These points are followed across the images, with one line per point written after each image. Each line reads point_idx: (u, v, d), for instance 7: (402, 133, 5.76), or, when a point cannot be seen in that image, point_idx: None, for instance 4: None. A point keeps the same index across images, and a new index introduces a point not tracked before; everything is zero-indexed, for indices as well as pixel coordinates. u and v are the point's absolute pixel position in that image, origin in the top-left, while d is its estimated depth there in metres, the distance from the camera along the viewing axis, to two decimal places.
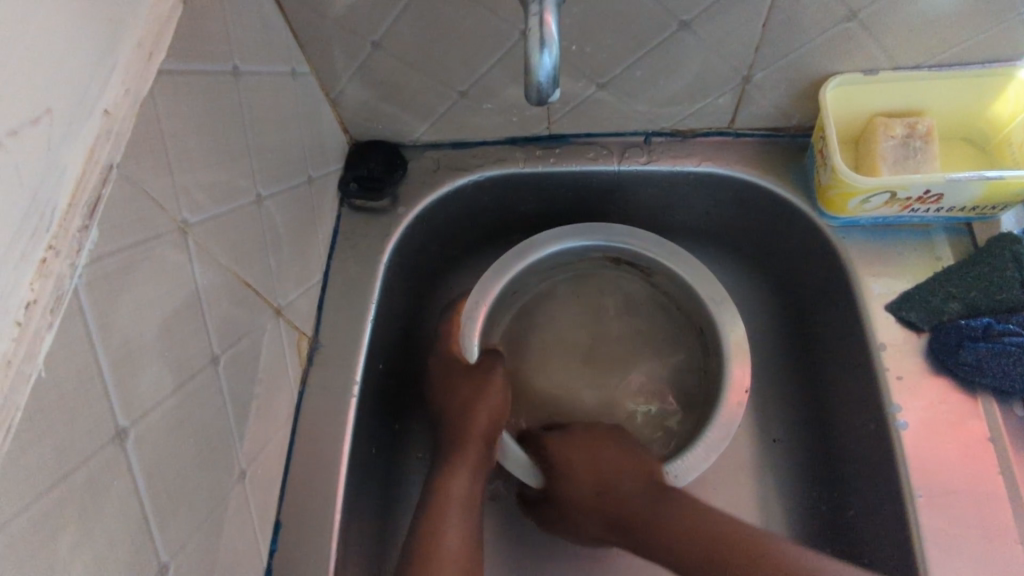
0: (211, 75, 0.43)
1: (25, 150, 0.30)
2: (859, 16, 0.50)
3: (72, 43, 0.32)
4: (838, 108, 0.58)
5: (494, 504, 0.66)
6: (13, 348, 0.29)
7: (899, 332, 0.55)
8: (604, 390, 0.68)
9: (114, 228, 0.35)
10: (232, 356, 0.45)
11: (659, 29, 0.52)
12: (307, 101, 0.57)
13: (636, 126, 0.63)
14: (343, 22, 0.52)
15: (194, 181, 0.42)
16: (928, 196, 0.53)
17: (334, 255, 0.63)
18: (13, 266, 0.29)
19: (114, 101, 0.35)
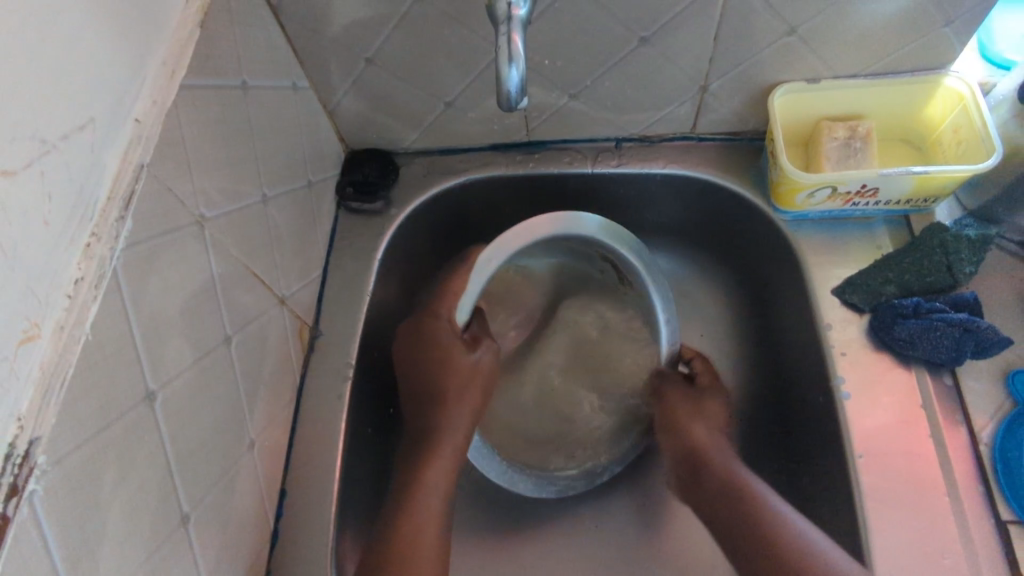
0: (223, 90, 0.49)
1: (75, 151, 0.36)
2: (798, 31, 0.57)
3: (111, 63, 0.38)
4: (787, 114, 0.65)
5: (482, 481, 0.71)
6: (64, 316, 0.34)
7: (843, 314, 0.61)
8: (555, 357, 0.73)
9: (145, 219, 0.41)
10: (242, 337, 0.51)
11: (621, 45, 0.58)
12: (307, 113, 0.63)
13: (607, 132, 0.69)
14: (340, 42, 0.58)
15: (209, 181, 0.48)
16: (865, 190, 0.60)
17: (333, 253, 0.68)
18: (65, 249, 0.35)
19: (142, 112, 0.41)
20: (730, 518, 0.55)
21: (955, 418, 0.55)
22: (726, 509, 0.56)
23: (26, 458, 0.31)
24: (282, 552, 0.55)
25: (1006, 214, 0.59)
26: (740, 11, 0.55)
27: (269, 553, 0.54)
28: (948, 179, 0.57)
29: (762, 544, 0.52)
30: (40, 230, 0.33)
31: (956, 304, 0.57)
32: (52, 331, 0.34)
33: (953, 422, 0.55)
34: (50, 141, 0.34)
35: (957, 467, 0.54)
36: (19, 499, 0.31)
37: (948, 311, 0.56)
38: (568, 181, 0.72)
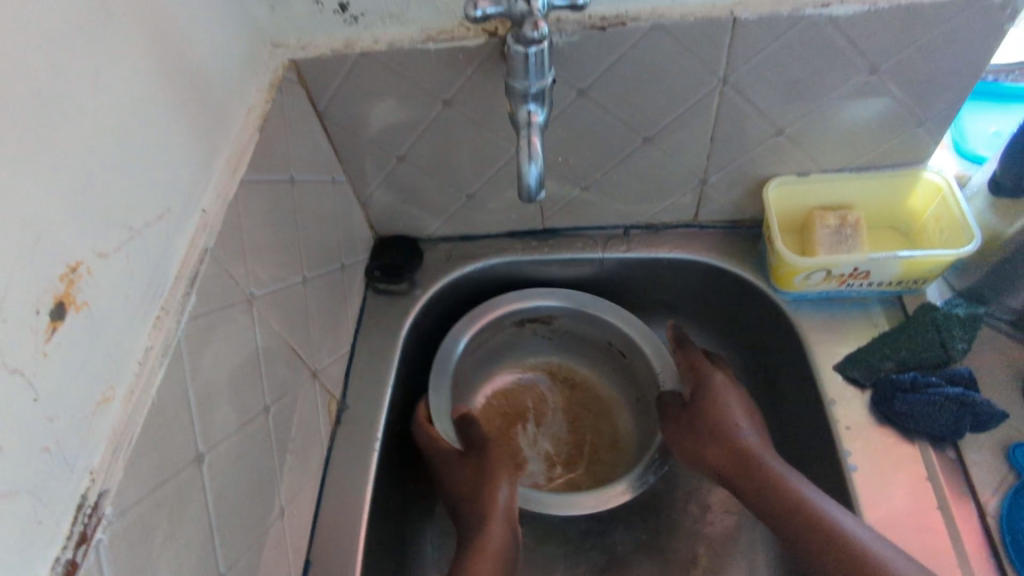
0: (275, 184, 0.56)
1: (154, 236, 0.41)
2: (785, 132, 0.63)
3: (185, 161, 0.45)
4: (780, 204, 0.70)
5: None
6: (134, 380, 0.39)
7: (846, 389, 0.64)
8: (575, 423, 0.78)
9: (207, 295, 0.46)
10: (279, 406, 0.55)
11: (627, 144, 0.65)
12: (343, 204, 0.69)
13: (616, 220, 0.75)
14: (376, 142, 0.65)
15: (259, 264, 0.53)
16: (857, 273, 0.64)
17: (360, 331, 0.73)
18: (139, 322, 0.40)
19: (208, 203, 0.47)
20: (771, 512, 0.58)
21: (961, 489, 0.57)
22: (764, 507, 0.59)
23: (95, 508, 0.35)
24: None
25: (991, 295, 0.63)
26: (730, 115, 0.62)
27: None
28: (934, 262, 0.62)
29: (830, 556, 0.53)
30: (122, 302, 0.38)
31: (952, 378, 0.60)
32: (124, 394, 0.38)
33: (960, 494, 0.57)
34: (135, 227, 0.39)
35: (967, 537, 0.55)
36: (87, 547, 0.34)
37: (945, 385, 0.59)
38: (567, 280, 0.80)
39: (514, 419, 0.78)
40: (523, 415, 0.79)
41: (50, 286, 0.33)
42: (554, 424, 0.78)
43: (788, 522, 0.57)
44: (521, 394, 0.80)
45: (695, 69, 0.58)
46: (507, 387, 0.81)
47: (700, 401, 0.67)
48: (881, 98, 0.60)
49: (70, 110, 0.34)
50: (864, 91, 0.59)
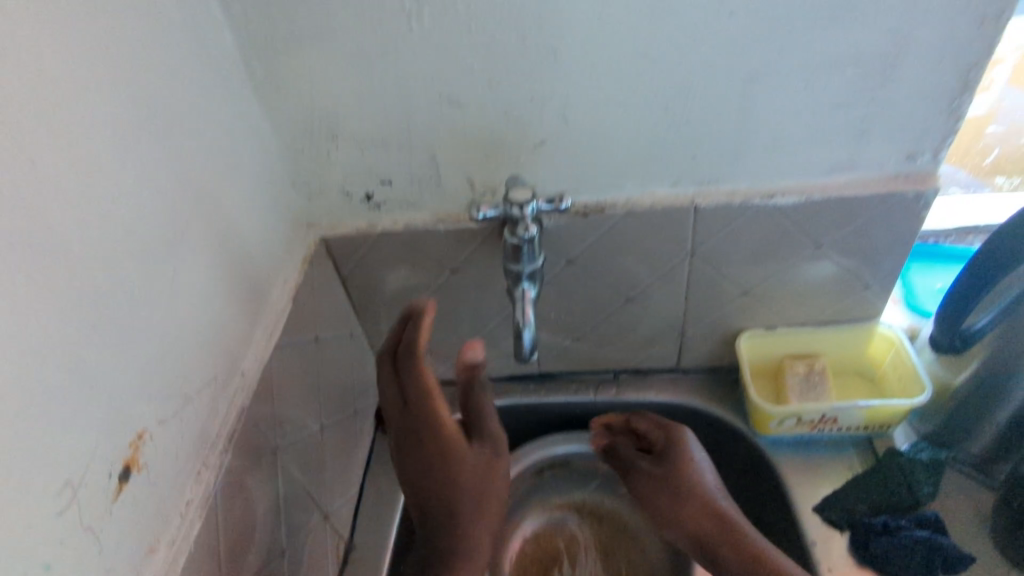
0: (303, 343, 0.64)
1: (203, 400, 0.49)
2: (749, 292, 0.72)
3: (231, 334, 0.53)
4: (753, 354, 0.78)
5: None
6: (176, 532, 0.44)
7: (826, 531, 0.67)
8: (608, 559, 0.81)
9: (242, 449, 0.52)
10: (293, 551, 0.59)
11: (611, 302, 0.74)
12: (359, 354, 0.77)
13: (606, 366, 0.82)
14: (391, 302, 0.74)
15: (285, 416, 0.60)
16: (825, 419, 0.70)
17: (370, 472, 0.78)
18: (185, 478, 0.46)
19: (248, 366, 0.55)
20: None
21: None
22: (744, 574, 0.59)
23: None
24: None
25: (952, 441, 0.69)
26: (699, 279, 0.71)
27: None
28: (893, 410, 0.68)
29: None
30: (173, 461, 0.45)
31: (920, 522, 0.65)
32: (168, 544, 0.43)
33: None
34: (189, 395, 0.47)
35: None
36: None
37: (913, 528, 0.64)
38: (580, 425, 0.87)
39: (551, 563, 0.81)
40: (557, 559, 0.81)
41: (120, 453, 0.40)
42: (589, 563, 0.81)
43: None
44: (554, 535, 0.84)
45: (664, 243, 0.68)
46: (536, 533, 0.84)
47: (671, 462, 0.66)
48: (829, 265, 0.69)
49: (148, 306, 0.43)
50: (812, 261, 0.69)
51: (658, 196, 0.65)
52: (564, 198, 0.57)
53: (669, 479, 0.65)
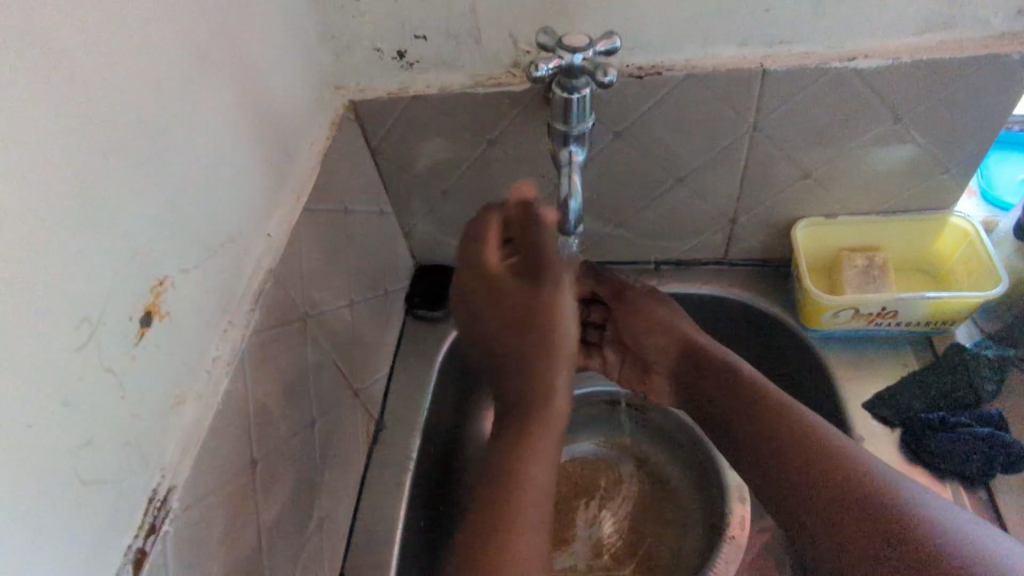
0: (331, 212, 0.60)
1: (226, 256, 0.46)
2: (813, 175, 0.66)
3: (256, 191, 0.49)
4: (809, 245, 0.72)
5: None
6: (203, 388, 0.42)
7: (877, 429, 0.65)
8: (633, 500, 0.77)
9: (268, 313, 0.49)
10: (324, 422, 0.58)
11: (659, 183, 0.68)
12: (389, 234, 0.73)
13: (648, 256, 0.77)
14: (422, 177, 0.69)
15: (312, 288, 0.57)
16: (885, 312, 0.66)
17: (400, 354, 0.75)
18: (209, 333, 0.44)
19: (273, 229, 0.52)
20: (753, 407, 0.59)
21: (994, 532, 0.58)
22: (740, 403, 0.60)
23: (164, 502, 0.38)
24: None
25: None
26: (759, 159, 0.65)
27: None
28: (961, 304, 0.64)
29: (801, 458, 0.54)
30: (196, 316, 0.42)
31: (981, 419, 0.62)
32: (194, 398, 0.42)
33: None
34: (212, 248, 0.44)
35: None
36: (155, 537, 0.37)
37: (973, 425, 0.61)
38: None
39: (581, 493, 0.78)
40: (588, 493, 0.78)
41: (143, 296, 0.37)
42: (618, 512, 0.76)
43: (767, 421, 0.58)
44: (596, 471, 0.80)
45: (725, 115, 0.61)
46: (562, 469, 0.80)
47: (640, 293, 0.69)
48: (906, 143, 0.62)
49: (172, 146, 0.39)
50: (889, 139, 0.62)
51: (723, 58, 0.58)
52: (608, 71, 0.46)
53: (646, 304, 0.69)
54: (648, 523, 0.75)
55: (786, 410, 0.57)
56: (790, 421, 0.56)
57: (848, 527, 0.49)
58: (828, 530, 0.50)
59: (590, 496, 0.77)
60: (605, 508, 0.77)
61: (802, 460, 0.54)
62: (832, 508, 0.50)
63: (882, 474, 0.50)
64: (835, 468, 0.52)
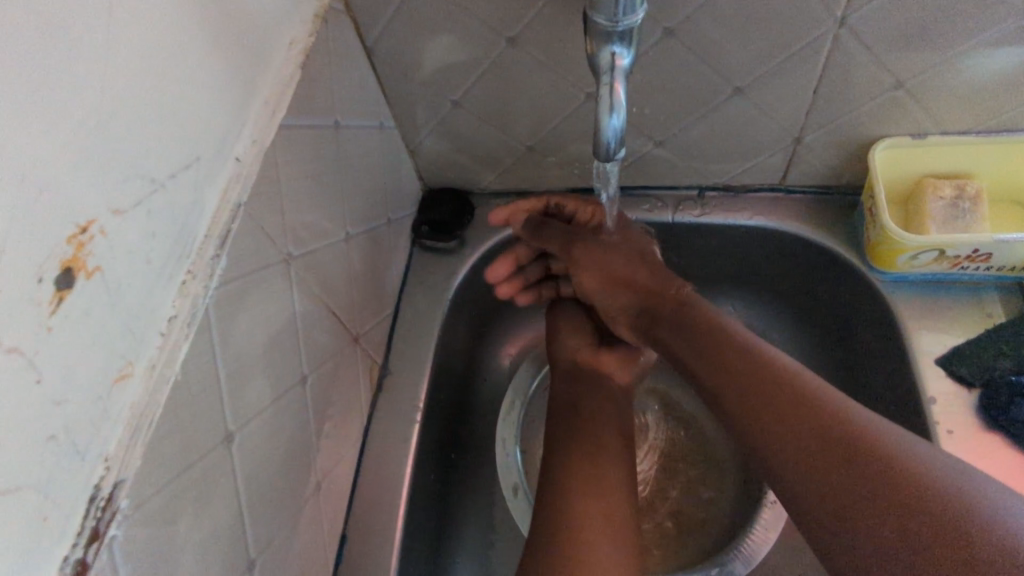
0: (317, 128, 0.50)
1: (181, 189, 0.36)
2: (906, 85, 0.54)
3: (221, 102, 0.39)
4: (887, 170, 0.61)
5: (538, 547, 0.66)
6: (157, 355, 0.34)
7: (949, 388, 0.57)
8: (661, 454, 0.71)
9: (238, 257, 0.41)
10: (317, 376, 0.51)
11: (714, 94, 0.56)
12: (391, 152, 0.63)
13: (691, 180, 0.66)
14: (428, 84, 0.58)
15: (298, 221, 0.48)
16: (976, 254, 0.56)
17: (406, 291, 0.67)
18: (162, 288, 0.35)
19: (243, 151, 0.41)
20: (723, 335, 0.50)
21: None
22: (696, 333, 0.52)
23: (110, 501, 0.31)
24: None
25: None
26: (841, 65, 0.53)
27: None
28: None
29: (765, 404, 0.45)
30: (142, 268, 0.33)
31: None
32: (145, 370, 0.34)
33: None
34: (159, 180, 0.34)
35: None
36: (99, 545, 0.31)
37: None
38: None
39: None
40: None
41: (56, 250, 0.28)
42: (645, 461, 0.70)
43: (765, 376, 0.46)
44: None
45: (807, 7, 0.48)
46: None
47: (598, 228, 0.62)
48: None
49: (89, 44, 0.29)
50: (1012, 39, 0.49)
51: None
52: None
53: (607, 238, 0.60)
54: (677, 473, 0.70)
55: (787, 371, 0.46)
56: (791, 373, 0.46)
57: (860, 493, 0.39)
58: (814, 490, 0.41)
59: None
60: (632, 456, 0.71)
61: (796, 418, 0.44)
62: (811, 454, 0.42)
63: (881, 436, 0.41)
64: (815, 411, 0.44)
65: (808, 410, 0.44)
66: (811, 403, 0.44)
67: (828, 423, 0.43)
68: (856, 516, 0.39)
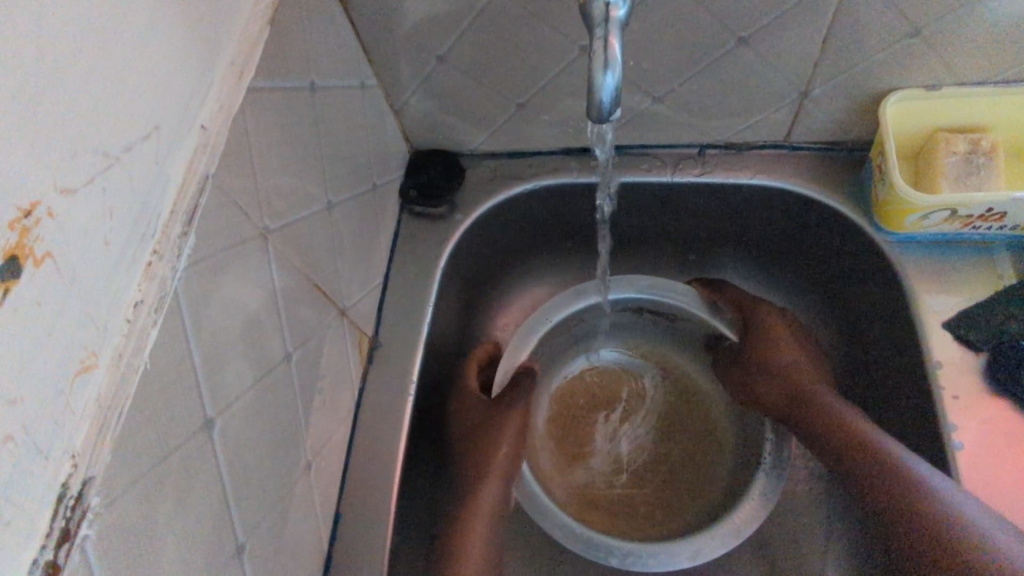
0: (291, 90, 0.46)
1: (139, 162, 0.33)
2: (923, 32, 0.50)
3: (180, 64, 0.35)
4: (899, 125, 0.57)
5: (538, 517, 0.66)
6: (122, 343, 0.32)
7: (956, 352, 0.56)
8: (655, 416, 0.71)
9: (208, 233, 0.38)
10: (302, 353, 0.49)
11: (717, 44, 0.52)
12: (373, 113, 0.59)
13: (691, 138, 0.63)
14: (410, 38, 0.54)
15: (275, 191, 0.45)
16: (990, 214, 0.53)
17: (395, 259, 0.65)
18: (124, 271, 0.33)
19: (208, 118, 0.38)
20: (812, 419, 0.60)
21: None
22: (795, 414, 0.62)
23: (78, 500, 0.29)
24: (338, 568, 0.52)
25: None
26: (853, 10, 0.49)
27: (323, 568, 0.52)
28: None
29: (872, 495, 0.53)
30: (99, 251, 0.31)
31: None
32: (111, 359, 0.32)
33: None
34: (112, 153, 0.31)
35: None
36: (70, 546, 0.29)
37: None
38: (634, 254, 0.73)
39: (601, 404, 0.71)
40: (611, 404, 0.71)
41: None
42: (641, 426, 0.70)
43: (835, 445, 0.57)
44: (617, 381, 0.72)
45: None
46: (580, 381, 0.72)
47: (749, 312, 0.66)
48: None
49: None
50: None
51: None
52: None
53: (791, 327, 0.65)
54: (671, 438, 0.70)
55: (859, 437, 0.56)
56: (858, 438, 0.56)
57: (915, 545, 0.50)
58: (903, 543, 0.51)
59: (612, 407, 0.71)
60: (630, 421, 0.70)
61: (865, 483, 0.54)
62: (888, 517, 0.52)
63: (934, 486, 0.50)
64: (900, 484, 0.51)
65: (910, 494, 0.50)
66: (895, 478, 0.52)
67: (898, 487, 0.51)
68: (909, 555, 0.51)
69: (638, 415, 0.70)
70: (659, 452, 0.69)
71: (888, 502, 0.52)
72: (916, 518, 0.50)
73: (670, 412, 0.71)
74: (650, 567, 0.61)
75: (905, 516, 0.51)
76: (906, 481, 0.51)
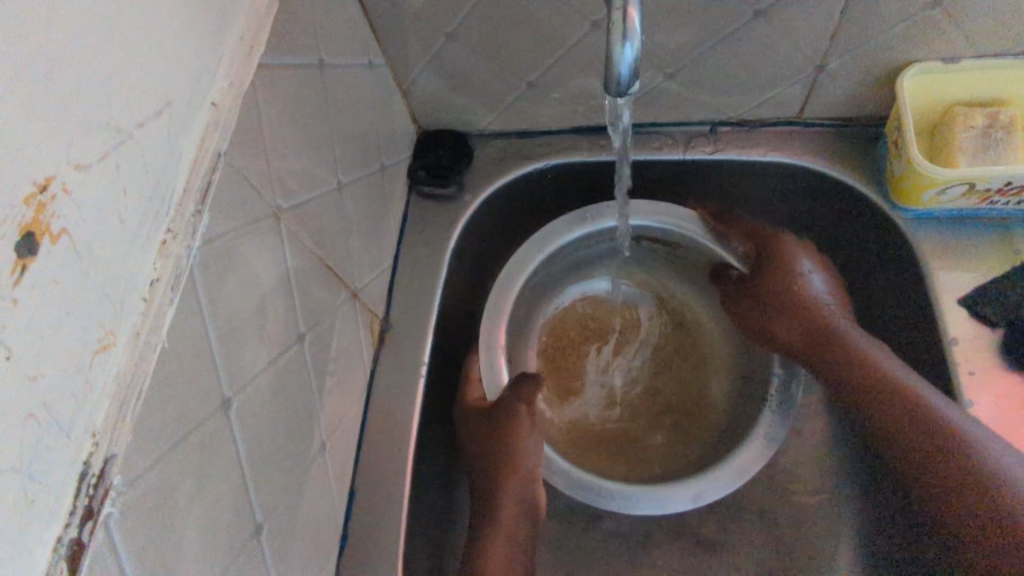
0: (300, 67, 0.46)
1: (152, 139, 0.32)
2: (942, 3, 0.49)
3: (191, 38, 0.35)
4: (915, 99, 0.56)
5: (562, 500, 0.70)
6: (140, 322, 0.32)
7: (972, 328, 0.55)
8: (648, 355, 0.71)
9: (221, 211, 0.38)
10: (316, 334, 0.49)
11: (732, 18, 0.51)
12: (381, 92, 0.58)
13: (703, 114, 0.62)
14: (418, 14, 0.53)
15: (286, 170, 0.45)
16: (1009, 188, 0.53)
17: (404, 240, 0.64)
18: (139, 249, 0.32)
19: (219, 94, 0.37)
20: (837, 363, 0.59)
21: None
22: (818, 358, 0.60)
23: (101, 478, 0.29)
24: (354, 549, 0.53)
25: None
26: None
27: (339, 549, 0.52)
28: None
29: (907, 443, 0.52)
30: (115, 228, 0.30)
31: None
32: (129, 338, 0.31)
33: None
34: (125, 129, 0.30)
35: None
36: (95, 524, 0.29)
37: None
38: None
39: (593, 335, 0.71)
40: (605, 335, 0.71)
41: (14, 212, 0.25)
42: (635, 358, 0.71)
43: (860, 398, 0.56)
44: (609, 309, 0.72)
45: None
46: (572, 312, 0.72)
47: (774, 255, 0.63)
48: None
49: None
50: None
51: None
52: None
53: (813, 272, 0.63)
54: (661, 373, 0.71)
55: (880, 386, 0.55)
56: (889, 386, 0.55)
57: (945, 489, 0.50)
58: (936, 489, 0.50)
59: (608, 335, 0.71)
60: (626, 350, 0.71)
61: (896, 430, 0.53)
62: (921, 461, 0.51)
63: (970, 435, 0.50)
64: (937, 434, 0.51)
65: (951, 442, 0.50)
66: (930, 427, 0.51)
67: (935, 434, 0.51)
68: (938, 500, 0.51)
69: (631, 351, 0.71)
70: (649, 395, 0.70)
71: (924, 451, 0.51)
72: (956, 464, 0.49)
73: (662, 351, 0.72)
74: (643, 508, 0.59)
75: (943, 463, 0.50)
76: (941, 426, 0.51)
